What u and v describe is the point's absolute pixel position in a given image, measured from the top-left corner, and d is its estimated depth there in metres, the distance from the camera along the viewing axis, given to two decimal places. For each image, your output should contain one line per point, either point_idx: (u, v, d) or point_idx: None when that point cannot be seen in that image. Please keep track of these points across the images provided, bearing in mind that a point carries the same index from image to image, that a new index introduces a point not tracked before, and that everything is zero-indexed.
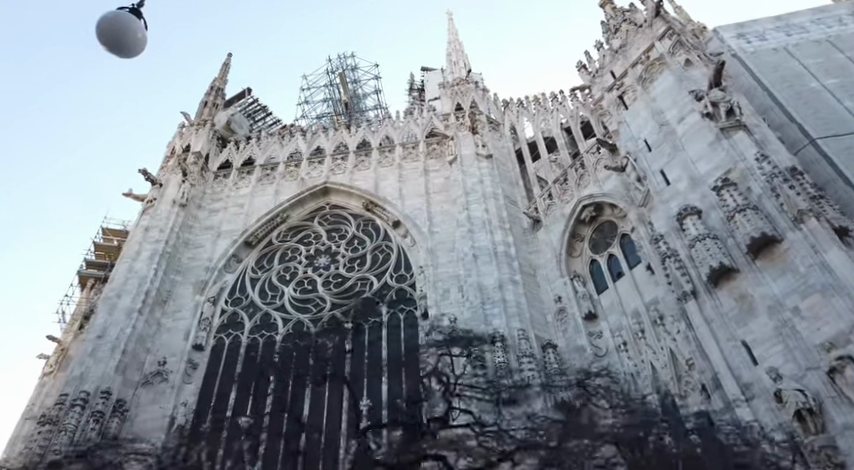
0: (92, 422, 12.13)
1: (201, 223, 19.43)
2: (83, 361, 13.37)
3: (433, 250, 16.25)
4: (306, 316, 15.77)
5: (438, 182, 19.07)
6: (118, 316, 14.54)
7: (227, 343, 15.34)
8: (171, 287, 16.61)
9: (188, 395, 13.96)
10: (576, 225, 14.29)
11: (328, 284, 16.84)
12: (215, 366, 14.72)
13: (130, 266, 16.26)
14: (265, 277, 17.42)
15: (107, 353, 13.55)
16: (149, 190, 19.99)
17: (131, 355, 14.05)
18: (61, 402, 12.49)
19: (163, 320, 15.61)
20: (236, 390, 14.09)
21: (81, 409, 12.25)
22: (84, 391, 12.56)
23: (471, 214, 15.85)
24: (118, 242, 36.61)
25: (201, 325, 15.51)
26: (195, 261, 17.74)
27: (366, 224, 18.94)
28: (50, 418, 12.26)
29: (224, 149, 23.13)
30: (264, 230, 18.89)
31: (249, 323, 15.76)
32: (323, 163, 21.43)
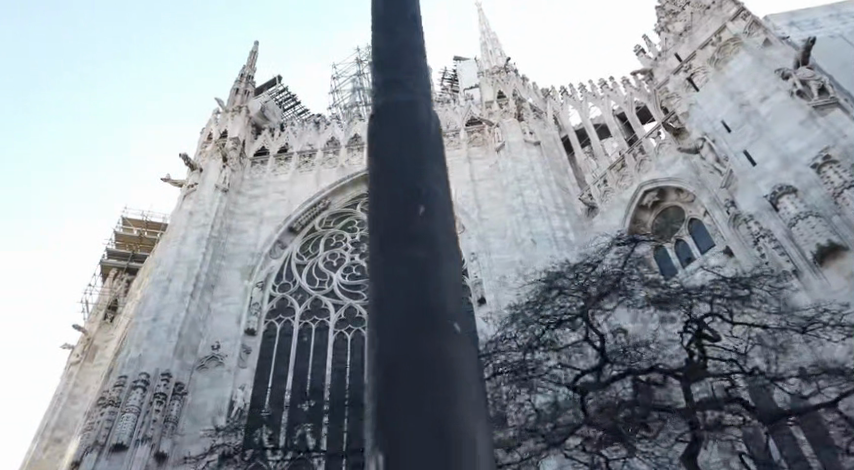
0: (155, 404, 11.76)
1: (242, 209, 19.21)
2: (140, 344, 13.11)
3: (485, 238, 16.10)
4: (358, 301, 15.58)
5: (482, 169, 18.89)
6: (171, 299, 14.32)
7: (278, 328, 15.14)
8: (217, 272, 16.40)
9: (243, 380, 13.70)
10: (637, 211, 14.14)
11: None
12: (268, 351, 14.52)
13: (178, 251, 16.02)
14: (311, 263, 17.26)
15: (163, 336, 13.32)
16: (189, 175, 19.79)
17: (186, 338, 13.82)
18: (120, 385, 12.07)
19: (212, 304, 15.39)
20: (292, 374, 13.89)
21: (143, 391, 11.87)
22: (145, 373, 12.24)
23: (525, 200, 15.62)
24: (138, 231, 36.19)
25: (252, 310, 15.34)
26: (240, 247, 17.55)
27: None
28: (110, 400, 11.77)
29: (260, 136, 22.89)
30: (307, 217, 18.74)
31: (300, 308, 15.61)
32: (362, 151, 21.21)
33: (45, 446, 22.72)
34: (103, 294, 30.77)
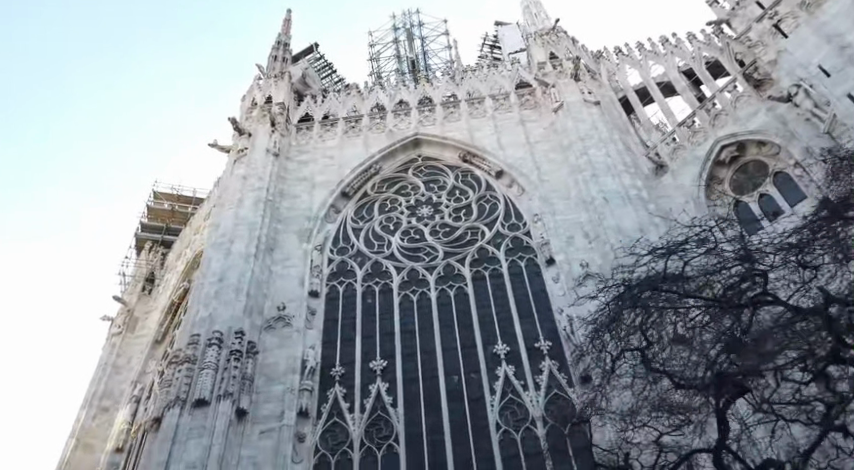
0: (233, 361, 11.67)
1: (293, 174, 19.11)
2: (209, 302, 13.23)
3: (548, 199, 15.81)
4: (421, 264, 15.61)
5: (538, 131, 18.44)
6: (235, 261, 14.55)
7: (341, 290, 15.38)
8: (275, 235, 16.62)
9: (311, 341, 13.87)
10: (714, 167, 13.70)
11: (436, 234, 16.52)
12: (333, 313, 14.76)
13: (237, 213, 16.29)
14: (367, 227, 17.33)
15: (233, 295, 13.41)
16: (237, 140, 19.68)
17: (253, 298, 13.94)
18: (194, 343, 12.03)
19: (273, 267, 15.65)
20: (360, 335, 14.03)
21: (219, 349, 11.81)
22: (219, 331, 12.19)
23: (591, 157, 15.19)
24: (170, 205, 36.17)
25: (313, 272, 15.69)
26: (295, 211, 17.64)
27: (465, 175, 18.47)
28: (186, 358, 11.70)
29: (302, 102, 22.54)
30: (359, 182, 18.79)
31: (361, 271, 15.82)
32: (410, 115, 20.83)
33: (95, 415, 22.65)
34: (139, 266, 30.69)
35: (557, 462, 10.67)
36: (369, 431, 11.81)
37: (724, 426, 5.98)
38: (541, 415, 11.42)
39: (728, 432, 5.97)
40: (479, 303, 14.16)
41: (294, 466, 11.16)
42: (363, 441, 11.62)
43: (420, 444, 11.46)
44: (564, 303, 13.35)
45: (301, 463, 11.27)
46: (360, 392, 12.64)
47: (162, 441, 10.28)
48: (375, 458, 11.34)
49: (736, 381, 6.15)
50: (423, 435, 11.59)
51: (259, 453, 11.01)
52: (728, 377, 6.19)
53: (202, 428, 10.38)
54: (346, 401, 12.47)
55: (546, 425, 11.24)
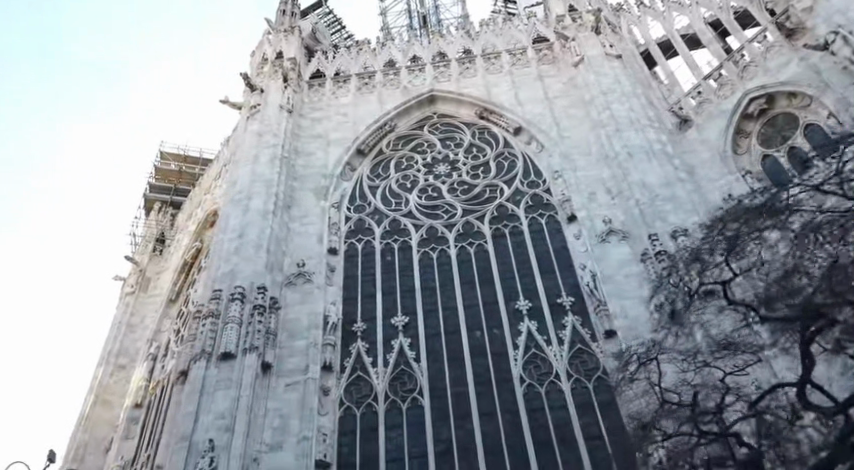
0: (256, 315, 12.16)
1: (306, 131, 18.84)
2: (230, 259, 13.60)
3: (568, 155, 15.59)
4: (439, 222, 15.58)
5: (557, 87, 18.05)
6: (253, 218, 14.76)
7: (359, 248, 15.63)
8: (291, 193, 16.66)
9: (332, 297, 14.21)
10: (741, 121, 13.42)
11: (454, 192, 16.38)
12: (352, 270, 15.08)
13: (252, 169, 16.32)
14: (384, 185, 17.26)
15: (253, 251, 13.80)
16: (249, 96, 19.37)
17: (273, 254, 14.31)
18: (218, 298, 12.47)
19: (291, 224, 15.88)
20: (381, 292, 14.31)
21: (242, 303, 12.26)
22: (242, 286, 12.62)
23: (614, 112, 14.88)
24: (178, 166, 35.89)
25: (331, 230, 15.86)
26: (311, 169, 17.54)
27: (481, 132, 18.18)
28: (210, 312, 12.17)
29: (313, 58, 22.07)
30: (374, 139, 18.53)
31: (379, 229, 15.94)
32: (424, 71, 20.37)
33: (112, 373, 22.88)
34: (148, 227, 30.65)
35: (582, 414, 10.80)
36: (393, 386, 12.18)
37: (810, 359, 5.63)
38: (565, 369, 11.45)
39: (813, 368, 5.63)
40: (499, 260, 14.13)
41: (321, 417, 11.64)
42: (387, 395, 12.02)
43: (444, 398, 11.71)
44: (585, 260, 13.18)
45: (327, 415, 11.74)
46: (383, 347, 12.99)
47: (191, 392, 10.79)
48: (400, 410, 11.71)
49: (828, 314, 5.76)
50: (447, 389, 11.84)
51: (286, 404, 11.51)
52: (821, 310, 5.81)
53: (229, 380, 10.85)
54: (369, 356, 12.83)
55: (571, 379, 11.29)
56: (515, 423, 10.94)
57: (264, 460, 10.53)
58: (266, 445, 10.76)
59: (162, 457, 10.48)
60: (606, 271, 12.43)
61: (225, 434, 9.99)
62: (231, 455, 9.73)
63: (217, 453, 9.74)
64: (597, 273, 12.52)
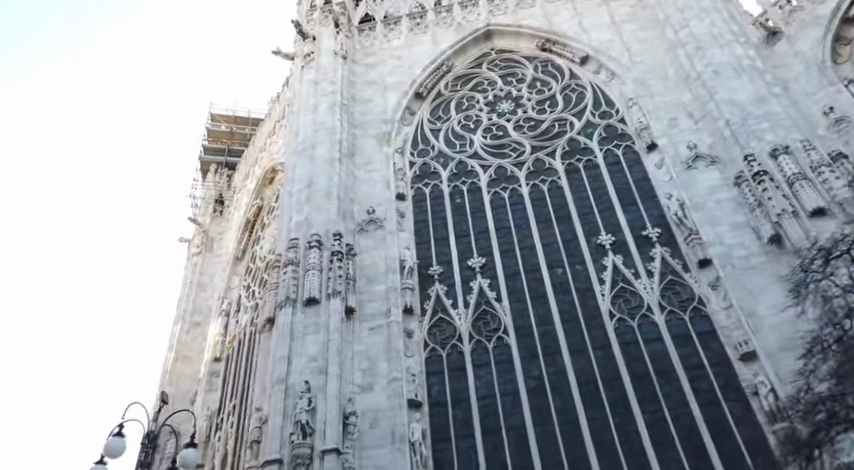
0: (335, 261, 13.19)
1: (362, 77, 18.37)
2: (303, 208, 14.42)
3: (642, 81, 14.73)
4: (508, 161, 15.04)
5: (624, 11, 16.95)
6: (322, 166, 15.19)
7: (427, 193, 15.38)
8: (353, 141, 16.45)
9: (405, 242, 14.45)
10: (841, 27, 12.39)
11: (521, 128, 15.71)
12: (422, 215, 14.99)
13: (314, 118, 16.32)
14: (446, 127, 16.68)
15: (324, 200, 14.49)
16: (301, 45, 18.98)
17: (345, 202, 14.82)
18: (295, 246, 13.61)
19: (357, 172, 15.86)
20: (454, 235, 14.23)
21: (320, 250, 13.34)
22: (318, 234, 13.62)
23: (693, 31, 13.88)
24: (229, 126, 35.97)
25: (398, 175, 15.71)
26: (370, 115, 17.17)
27: (545, 65, 17.27)
28: (291, 260, 13.36)
29: (361, 2, 21.33)
30: (432, 81, 17.91)
31: (445, 172, 15.57)
32: (478, 5, 19.42)
33: (189, 330, 23.72)
34: (207, 189, 31.08)
35: (681, 345, 10.54)
36: (477, 326, 12.46)
37: None
38: (658, 300, 11.16)
39: None
40: (575, 195, 13.60)
41: (407, 359, 12.26)
42: (472, 334, 12.36)
43: (532, 337, 11.80)
44: (670, 190, 12.48)
45: (413, 356, 12.33)
46: (462, 288, 13.20)
47: (281, 336, 12.02)
48: (486, 349, 12.04)
49: None
50: (534, 329, 11.85)
51: (372, 347, 12.34)
52: None
53: (316, 324, 12.01)
54: (449, 298, 13.17)
55: (665, 311, 11.01)
56: (608, 357, 10.87)
57: (359, 400, 11.52)
58: (358, 386, 11.71)
59: (262, 401, 11.63)
60: (696, 198, 11.97)
61: (319, 376, 11.09)
62: (327, 396, 10.82)
63: (314, 393, 10.84)
64: (685, 200, 12.03)
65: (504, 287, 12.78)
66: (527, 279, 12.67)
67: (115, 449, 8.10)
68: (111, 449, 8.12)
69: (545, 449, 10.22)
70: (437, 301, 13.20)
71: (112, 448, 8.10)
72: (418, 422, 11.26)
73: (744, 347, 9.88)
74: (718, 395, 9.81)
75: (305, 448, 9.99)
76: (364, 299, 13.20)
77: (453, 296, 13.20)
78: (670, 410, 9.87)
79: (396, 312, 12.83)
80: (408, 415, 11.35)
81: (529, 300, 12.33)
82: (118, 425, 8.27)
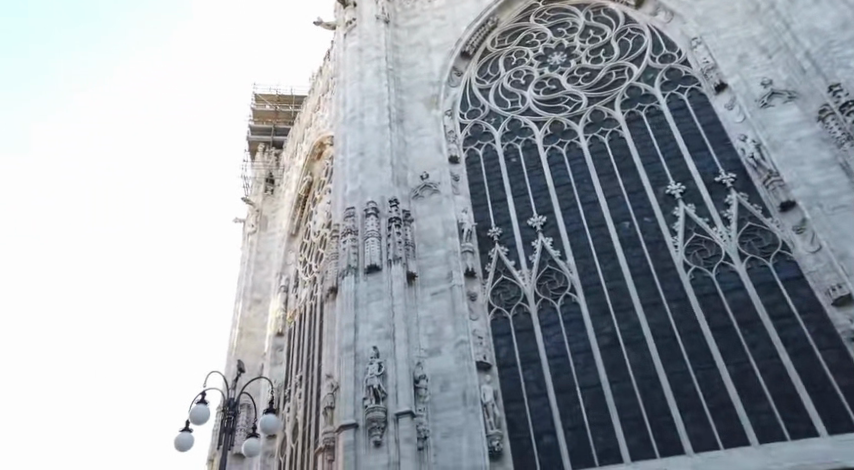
0: (393, 227, 13.07)
1: (406, 41, 17.92)
2: (357, 177, 14.28)
3: (705, 20, 13.83)
4: (563, 115, 14.40)
5: None
6: (373, 133, 14.97)
7: (481, 154, 14.90)
8: (401, 106, 16.09)
9: (461, 205, 14.07)
10: None
11: (575, 80, 15.03)
12: (477, 177, 14.58)
13: (360, 85, 16.07)
14: (496, 85, 16.09)
15: (377, 167, 14.29)
16: (342, 13, 18.64)
17: (398, 168, 14.56)
18: (352, 215, 13.56)
19: (407, 137, 15.54)
20: (511, 195, 13.78)
21: (377, 218, 13.23)
22: (374, 201, 13.50)
23: None
24: (273, 105, 36.06)
25: (449, 138, 15.28)
26: (417, 79, 16.76)
27: (597, 12, 16.43)
28: (349, 229, 13.33)
29: None
30: (478, 39, 17.28)
31: (498, 132, 15.03)
32: None
33: (251, 306, 24.21)
34: (257, 168, 31.37)
35: (765, 293, 10.03)
36: (543, 285, 12.06)
37: None
38: (737, 249, 10.57)
39: None
40: (638, 144, 12.93)
41: (473, 322, 12.04)
42: (537, 294, 11.98)
43: (601, 293, 11.37)
44: (744, 131, 11.77)
45: (478, 319, 12.12)
46: (523, 249, 12.80)
47: (346, 305, 12.14)
48: (553, 308, 11.68)
49: None
50: (603, 285, 11.43)
51: (436, 311, 12.21)
52: None
53: (380, 291, 12.06)
54: (511, 259, 12.80)
55: (746, 260, 10.43)
56: (685, 309, 10.44)
57: (428, 364, 11.47)
58: (426, 351, 11.64)
59: (332, 368, 11.88)
60: (773, 137, 11.25)
61: (386, 341, 11.24)
62: (396, 360, 10.95)
63: (383, 359, 11.00)
64: (763, 140, 11.34)
65: (568, 244, 12.33)
66: (593, 235, 12.19)
67: (201, 416, 8.22)
68: (196, 416, 8.24)
69: (625, 406, 9.96)
70: (498, 263, 12.85)
71: (197, 415, 8.21)
72: (489, 384, 11.14)
73: (837, 291, 9.33)
74: (811, 343, 9.34)
75: (379, 411, 10.24)
76: (424, 265, 13.02)
77: (515, 257, 12.80)
78: (757, 360, 9.45)
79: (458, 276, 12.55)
80: (478, 377, 11.22)
81: (596, 257, 11.86)
82: (200, 392, 8.38)
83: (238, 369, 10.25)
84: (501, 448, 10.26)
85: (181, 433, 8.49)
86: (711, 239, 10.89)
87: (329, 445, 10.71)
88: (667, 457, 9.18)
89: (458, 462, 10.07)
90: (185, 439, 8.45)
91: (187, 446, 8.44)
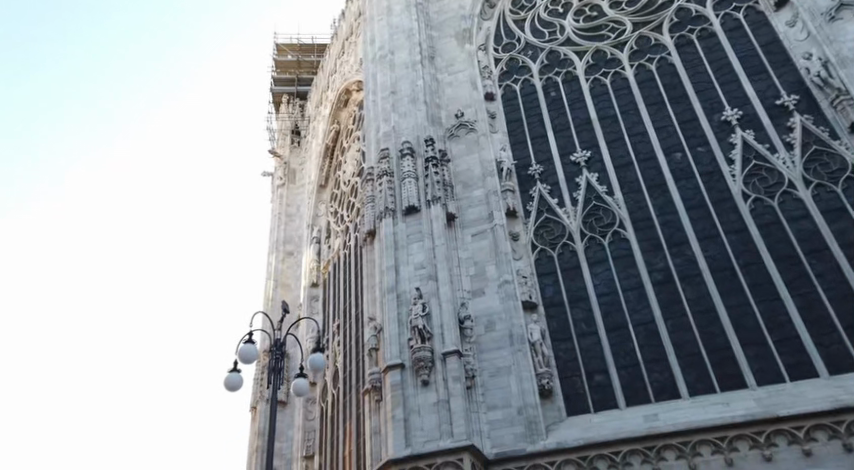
0: (430, 167, 12.61)
1: None
2: (390, 118, 13.82)
3: None
4: (606, 43, 13.62)
5: None
6: (405, 71, 14.45)
7: (518, 90, 14.19)
8: (432, 43, 15.38)
9: (499, 144, 13.46)
10: None
11: (618, 6, 14.16)
12: (515, 113, 13.88)
13: (390, 22, 15.57)
14: (532, 16, 15.22)
15: (410, 106, 13.80)
16: None
17: (432, 106, 13.98)
18: (387, 157, 13.15)
19: (440, 75, 14.88)
20: (553, 131, 13.13)
21: (413, 159, 12.80)
22: (409, 141, 13.06)
23: None
24: (294, 55, 35.33)
25: (484, 74, 14.54)
26: (448, 13, 15.97)
27: None
28: (384, 170, 12.94)
29: None
30: None
31: (536, 65, 14.27)
32: None
33: (284, 259, 24.25)
34: (282, 120, 30.95)
35: (832, 221, 9.54)
36: (589, 222, 11.57)
37: None
38: (801, 175, 10.05)
39: None
40: (690, 70, 12.17)
41: (516, 262, 11.63)
42: (584, 232, 11.50)
43: (652, 228, 10.88)
44: (809, 48, 11.08)
45: (522, 259, 11.69)
46: (567, 185, 12.25)
47: (385, 247, 11.88)
48: (601, 245, 11.23)
49: None
50: (655, 220, 10.92)
51: (478, 252, 11.80)
52: None
53: (420, 233, 11.74)
54: (554, 197, 12.28)
55: (811, 187, 9.93)
56: (744, 242, 9.97)
57: (471, 305, 11.15)
58: (469, 292, 11.31)
59: (375, 311, 11.73)
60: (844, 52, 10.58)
61: (429, 282, 10.97)
62: (440, 301, 10.71)
63: (426, 299, 10.77)
64: (831, 56, 10.65)
65: (615, 179, 11.76)
66: (642, 169, 11.60)
67: (249, 355, 8.17)
68: (245, 356, 8.18)
69: (681, 342, 9.64)
70: (540, 202, 12.34)
71: (245, 354, 8.15)
72: (536, 323, 10.77)
73: None
74: None
75: (426, 351, 10.07)
76: (463, 205, 12.55)
77: (558, 195, 12.26)
78: (824, 291, 9.06)
79: (499, 216, 12.08)
80: (524, 317, 10.88)
81: (646, 191, 11.32)
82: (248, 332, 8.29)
83: (282, 313, 10.17)
84: (551, 387, 9.99)
85: (230, 374, 8.44)
86: (773, 166, 10.34)
87: (375, 386, 10.63)
88: (727, 392, 8.91)
89: (507, 402, 9.91)
90: (234, 380, 8.39)
91: (236, 388, 8.38)
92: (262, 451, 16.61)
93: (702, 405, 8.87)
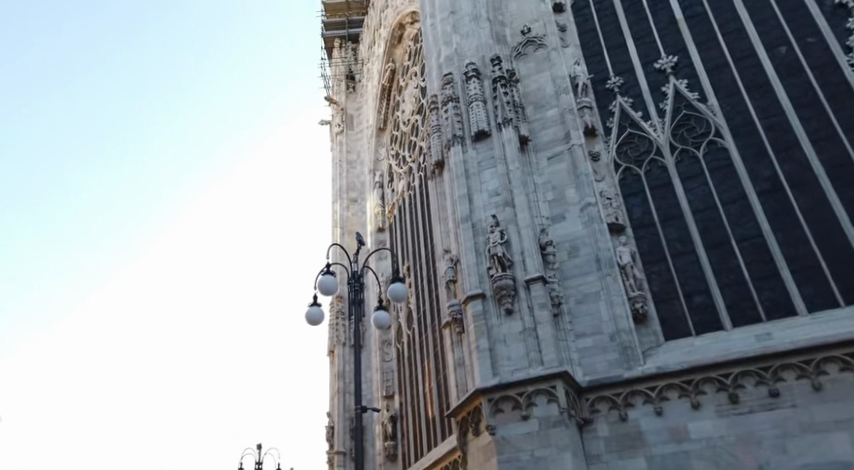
0: (498, 88, 11.74)
1: None
2: (452, 41, 12.95)
3: None
4: None
5: None
6: None
7: None
8: None
9: (572, 58, 12.38)
10: None
11: None
12: (588, 24, 12.71)
13: None
14: None
15: (473, 26, 12.86)
16: None
17: (496, 24, 12.95)
18: (451, 82, 12.34)
19: None
20: (632, 38, 11.95)
21: (480, 80, 11.95)
22: (474, 62, 12.17)
23: None
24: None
25: None
26: None
27: None
28: (450, 96, 12.17)
29: None
30: None
31: None
32: None
33: (348, 206, 24.11)
34: (336, 65, 30.33)
35: None
36: (680, 134, 10.53)
37: None
38: None
39: None
40: None
41: (599, 183, 10.73)
42: (674, 145, 10.49)
43: (754, 134, 9.80)
44: None
45: (605, 180, 10.77)
46: (652, 96, 11.16)
47: (456, 176, 11.23)
48: (695, 157, 10.21)
49: None
50: (758, 124, 9.83)
51: (556, 176, 10.94)
52: None
53: (492, 158, 11.01)
54: (637, 110, 11.23)
55: None
56: None
57: (552, 231, 10.42)
58: (548, 218, 10.54)
59: (449, 243, 11.19)
60: None
61: (506, 209, 10.29)
62: (519, 227, 10.06)
63: (504, 226, 10.12)
64: None
65: (708, 83, 10.63)
66: (739, 70, 10.41)
67: (330, 286, 7.84)
68: (325, 286, 7.85)
69: (794, 255, 8.73)
70: (622, 117, 11.33)
71: (326, 285, 7.82)
72: (625, 245, 9.96)
73: None
74: None
75: (508, 279, 9.48)
76: (537, 126, 11.66)
77: (642, 108, 11.19)
78: None
79: (577, 134, 11.14)
80: (612, 240, 10.08)
81: (746, 93, 10.17)
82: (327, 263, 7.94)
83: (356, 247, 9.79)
84: (646, 311, 9.25)
85: (310, 308, 8.15)
86: None
87: (456, 318, 10.19)
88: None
89: (598, 329, 9.27)
90: (315, 314, 8.11)
91: (317, 320, 8.11)
92: (343, 392, 16.74)
93: (824, 322, 8.01)
